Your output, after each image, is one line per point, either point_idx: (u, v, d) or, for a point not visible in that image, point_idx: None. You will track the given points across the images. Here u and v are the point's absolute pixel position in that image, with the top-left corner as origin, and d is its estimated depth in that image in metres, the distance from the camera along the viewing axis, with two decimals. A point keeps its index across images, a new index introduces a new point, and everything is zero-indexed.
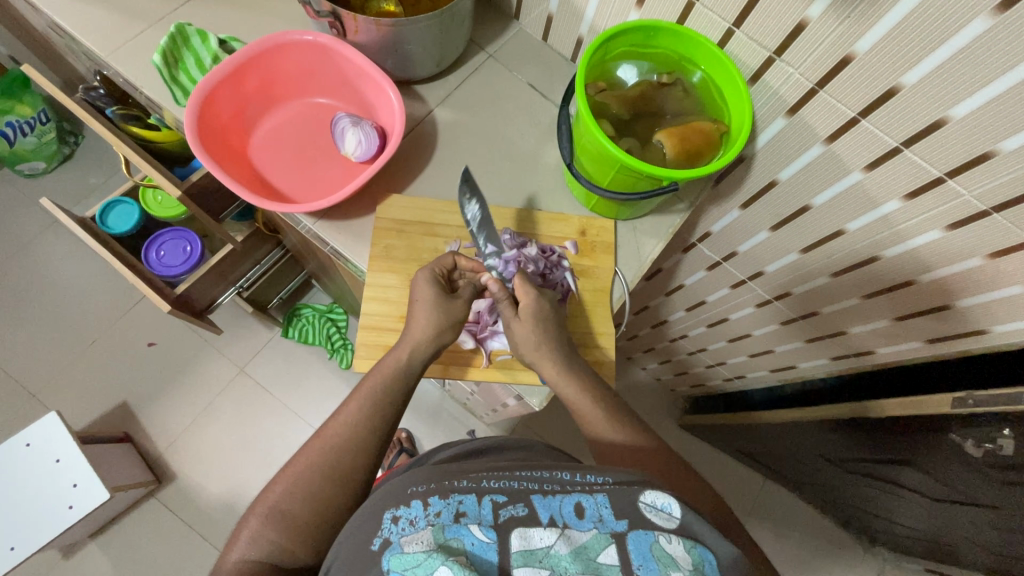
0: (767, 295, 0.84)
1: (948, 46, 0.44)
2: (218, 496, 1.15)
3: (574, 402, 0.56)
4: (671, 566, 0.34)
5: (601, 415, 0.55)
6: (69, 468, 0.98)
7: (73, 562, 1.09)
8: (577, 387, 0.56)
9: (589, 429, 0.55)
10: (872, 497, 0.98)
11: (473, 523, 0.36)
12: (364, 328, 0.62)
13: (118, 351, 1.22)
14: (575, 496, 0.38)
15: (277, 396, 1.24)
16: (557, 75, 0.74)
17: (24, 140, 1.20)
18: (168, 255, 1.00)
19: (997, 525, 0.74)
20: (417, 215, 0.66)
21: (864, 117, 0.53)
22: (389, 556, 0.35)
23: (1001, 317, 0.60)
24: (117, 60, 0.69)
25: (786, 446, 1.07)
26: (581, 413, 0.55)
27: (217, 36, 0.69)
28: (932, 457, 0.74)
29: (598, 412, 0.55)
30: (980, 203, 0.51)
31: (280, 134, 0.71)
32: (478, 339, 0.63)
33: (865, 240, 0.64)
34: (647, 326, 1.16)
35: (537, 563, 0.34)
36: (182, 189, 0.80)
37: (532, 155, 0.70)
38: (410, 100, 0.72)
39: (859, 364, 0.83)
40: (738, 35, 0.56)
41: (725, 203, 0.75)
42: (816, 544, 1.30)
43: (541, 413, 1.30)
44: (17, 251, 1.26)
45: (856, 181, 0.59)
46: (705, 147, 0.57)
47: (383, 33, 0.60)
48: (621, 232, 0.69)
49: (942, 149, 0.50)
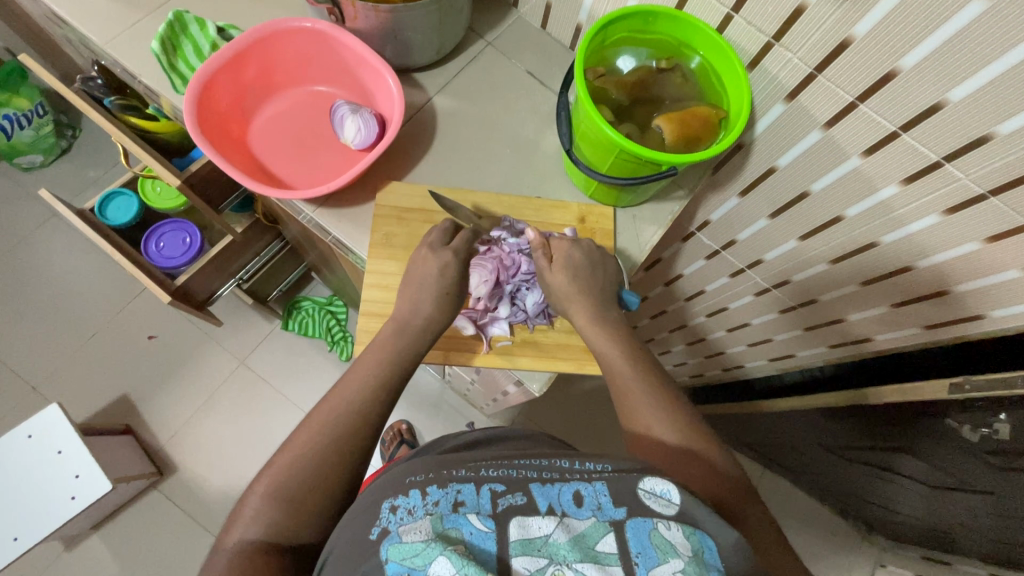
0: (765, 283, 0.84)
1: (946, 28, 0.44)
2: (220, 488, 1.16)
3: (608, 362, 0.56)
4: (670, 553, 0.35)
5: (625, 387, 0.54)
6: (71, 459, 0.99)
7: (76, 553, 1.10)
8: (600, 336, 0.57)
9: (621, 406, 0.54)
10: (871, 486, 0.99)
11: (472, 512, 0.37)
12: (365, 315, 0.62)
13: (118, 342, 1.22)
14: (574, 484, 0.39)
15: (277, 388, 1.24)
16: (556, 62, 0.74)
17: (21, 133, 1.20)
18: (167, 247, 1.00)
19: (992, 511, 0.75)
20: (418, 203, 0.66)
21: (862, 101, 0.53)
22: (387, 545, 0.35)
23: (997, 303, 0.60)
24: (114, 47, 0.68)
25: (787, 433, 1.09)
26: (613, 366, 0.55)
27: (215, 24, 0.69)
28: (929, 443, 0.76)
29: (620, 379, 0.54)
30: (979, 186, 0.52)
31: (281, 122, 0.71)
32: (479, 326, 0.63)
33: (862, 226, 0.65)
34: (647, 317, 1.16)
35: (536, 552, 0.35)
36: (181, 179, 0.80)
37: (532, 143, 0.71)
38: (410, 88, 0.71)
39: (856, 352, 0.83)
40: (736, 19, 0.56)
41: (724, 191, 0.75)
42: (815, 534, 1.31)
43: (540, 405, 1.30)
44: (15, 244, 1.26)
45: (855, 167, 0.59)
46: (704, 132, 0.57)
47: (381, 20, 0.60)
48: (620, 218, 0.69)
49: (938, 133, 0.51)
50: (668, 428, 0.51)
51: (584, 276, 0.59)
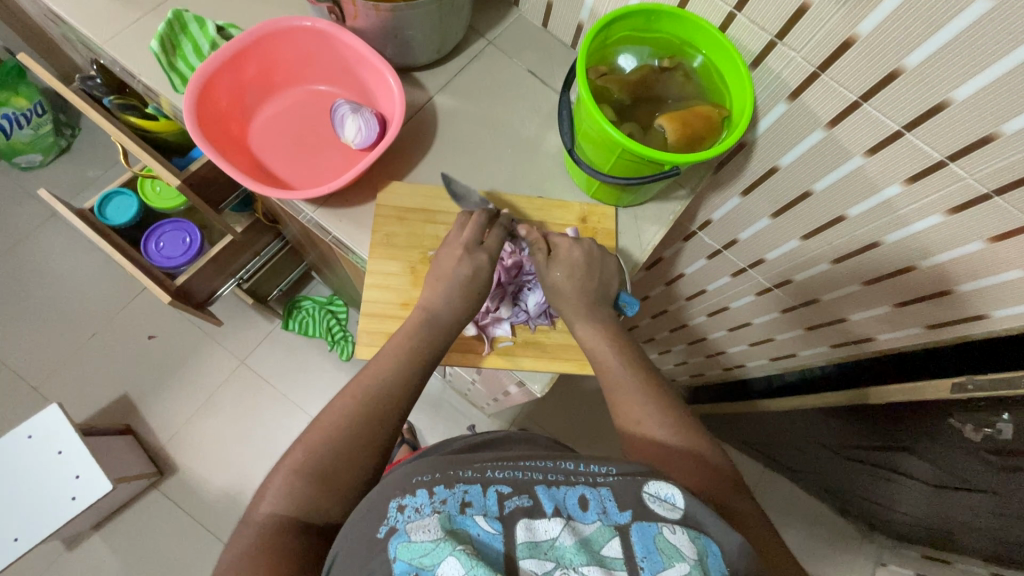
0: (767, 283, 0.84)
1: (951, 27, 0.44)
2: (220, 488, 1.16)
3: (602, 363, 0.55)
4: (676, 557, 0.34)
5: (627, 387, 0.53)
6: (72, 460, 0.98)
7: (77, 554, 1.09)
8: (597, 338, 0.56)
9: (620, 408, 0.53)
10: (872, 485, 0.99)
11: (478, 514, 0.36)
12: (366, 316, 0.61)
13: (118, 342, 1.22)
14: (579, 488, 0.39)
15: (278, 387, 1.24)
16: (557, 61, 0.74)
17: (20, 132, 1.19)
18: (167, 246, 0.99)
19: (993, 511, 0.75)
20: (419, 202, 0.66)
21: (866, 100, 0.53)
22: (396, 543, 0.35)
23: (999, 303, 0.60)
24: (114, 47, 0.68)
25: (787, 432, 1.09)
26: (603, 364, 0.55)
27: (214, 23, 0.69)
28: (930, 443, 0.76)
29: (616, 380, 0.54)
30: (983, 185, 0.51)
31: (281, 121, 0.70)
32: (480, 326, 0.62)
33: (865, 226, 0.64)
34: (647, 316, 1.16)
35: (542, 555, 0.34)
36: (181, 179, 0.79)
37: (533, 142, 0.70)
38: (411, 87, 0.71)
39: (858, 351, 0.83)
40: (739, 18, 0.56)
41: (726, 190, 0.75)
42: (816, 533, 1.31)
43: (541, 404, 1.30)
44: (14, 244, 1.25)
45: (858, 166, 0.59)
46: (707, 132, 0.57)
47: (382, 19, 0.60)
48: (622, 218, 0.69)
49: (943, 132, 0.50)
50: (668, 429, 0.50)
51: (586, 276, 0.59)
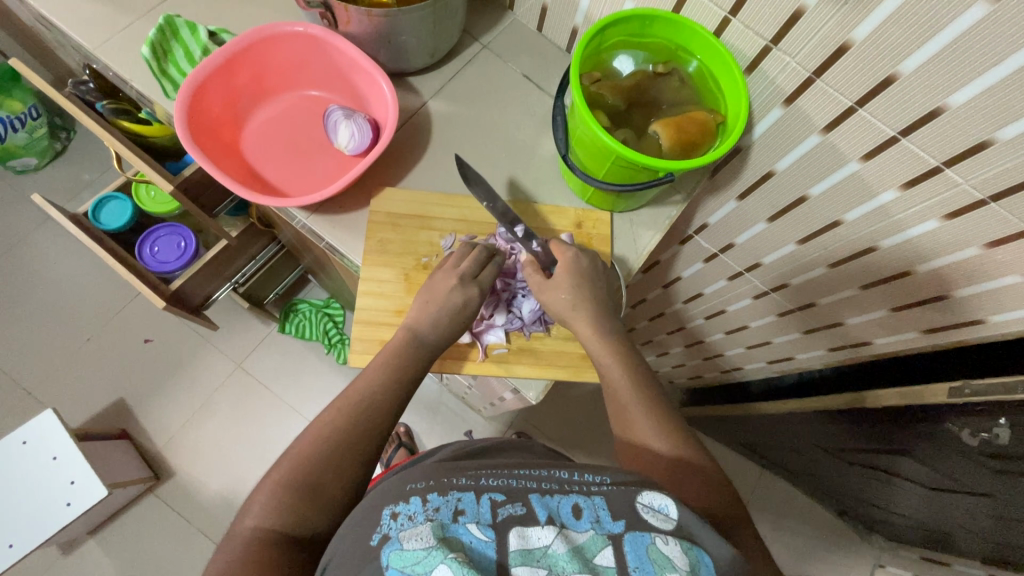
0: (764, 286, 0.84)
1: (944, 34, 0.44)
2: (217, 492, 1.15)
3: (606, 373, 0.55)
4: (668, 568, 0.34)
5: (627, 397, 0.53)
6: (66, 466, 0.98)
7: (73, 559, 1.09)
8: (598, 346, 0.56)
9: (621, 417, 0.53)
10: (870, 487, 0.98)
11: (471, 522, 0.36)
12: (359, 323, 0.61)
13: (113, 346, 1.22)
14: (573, 497, 0.39)
15: (274, 391, 1.23)
16: (553, 65, 0.74)
17: (15, 136, 1.19)
18: (162, 251, 0.99)
19: (991, 514, 0.75)
20: (413, 209, 0.65)
21: (861, 105, 0.52)
22: (388, 551, 0.34)
23: (997, 308, 0.60)
24: (104, 53, 0.68)
25: (785, 435, 1.08)
26: (608, 374, 0.55)
27: (207, 28, 0.68)
28: (927, 447, 0.76)
29: (618, 390, 0.54)
30: (979, 191, 0.51)
31: (274, 127, 0.70)
32: (474, 333, 0.62)
33: (862, 231, 0.64)
34: (645, 318, 1.16)
35: (535, 562, 0.34)
36: (174, 185, 0.79)
37: (528, 147, 0.70)
38: (405, 92, 0.71)
39: (856, 355, 0.82)
40: (734, 23, 0.56)
41: (722, 194, 0.75)
42: (816, 535, 1.31)
43: (539, 407, 1.30)
44: (9, 248, 1.25)
45: (854, 171, 0.58)
46: (702, 137, 0.56)
47: (375, 24, 0.60)
48: (618, 223, 0.68)
49: (939, 136, 0.50)
50: (662, 440, 0.50)
51: (580, 282, 0.58)
